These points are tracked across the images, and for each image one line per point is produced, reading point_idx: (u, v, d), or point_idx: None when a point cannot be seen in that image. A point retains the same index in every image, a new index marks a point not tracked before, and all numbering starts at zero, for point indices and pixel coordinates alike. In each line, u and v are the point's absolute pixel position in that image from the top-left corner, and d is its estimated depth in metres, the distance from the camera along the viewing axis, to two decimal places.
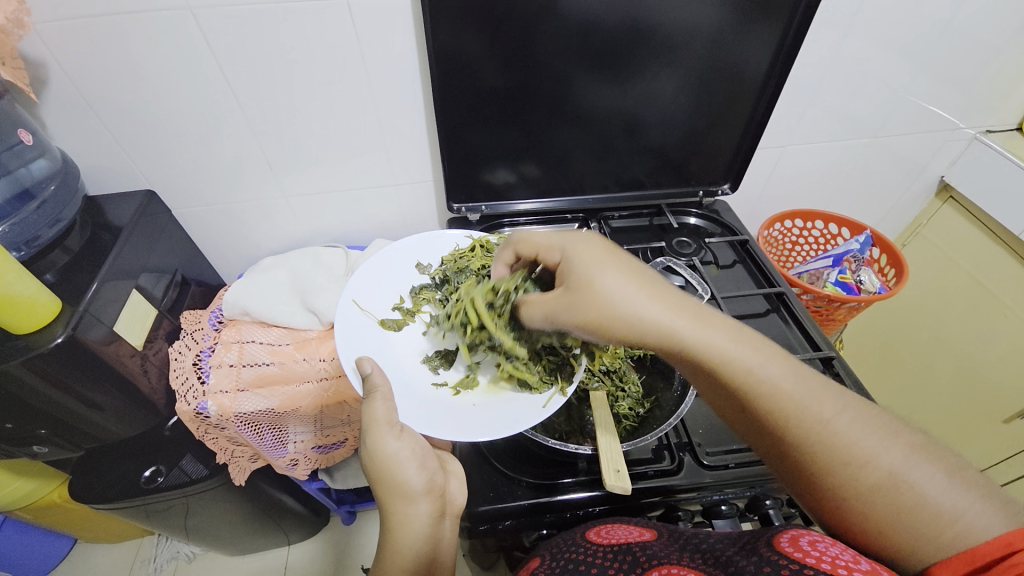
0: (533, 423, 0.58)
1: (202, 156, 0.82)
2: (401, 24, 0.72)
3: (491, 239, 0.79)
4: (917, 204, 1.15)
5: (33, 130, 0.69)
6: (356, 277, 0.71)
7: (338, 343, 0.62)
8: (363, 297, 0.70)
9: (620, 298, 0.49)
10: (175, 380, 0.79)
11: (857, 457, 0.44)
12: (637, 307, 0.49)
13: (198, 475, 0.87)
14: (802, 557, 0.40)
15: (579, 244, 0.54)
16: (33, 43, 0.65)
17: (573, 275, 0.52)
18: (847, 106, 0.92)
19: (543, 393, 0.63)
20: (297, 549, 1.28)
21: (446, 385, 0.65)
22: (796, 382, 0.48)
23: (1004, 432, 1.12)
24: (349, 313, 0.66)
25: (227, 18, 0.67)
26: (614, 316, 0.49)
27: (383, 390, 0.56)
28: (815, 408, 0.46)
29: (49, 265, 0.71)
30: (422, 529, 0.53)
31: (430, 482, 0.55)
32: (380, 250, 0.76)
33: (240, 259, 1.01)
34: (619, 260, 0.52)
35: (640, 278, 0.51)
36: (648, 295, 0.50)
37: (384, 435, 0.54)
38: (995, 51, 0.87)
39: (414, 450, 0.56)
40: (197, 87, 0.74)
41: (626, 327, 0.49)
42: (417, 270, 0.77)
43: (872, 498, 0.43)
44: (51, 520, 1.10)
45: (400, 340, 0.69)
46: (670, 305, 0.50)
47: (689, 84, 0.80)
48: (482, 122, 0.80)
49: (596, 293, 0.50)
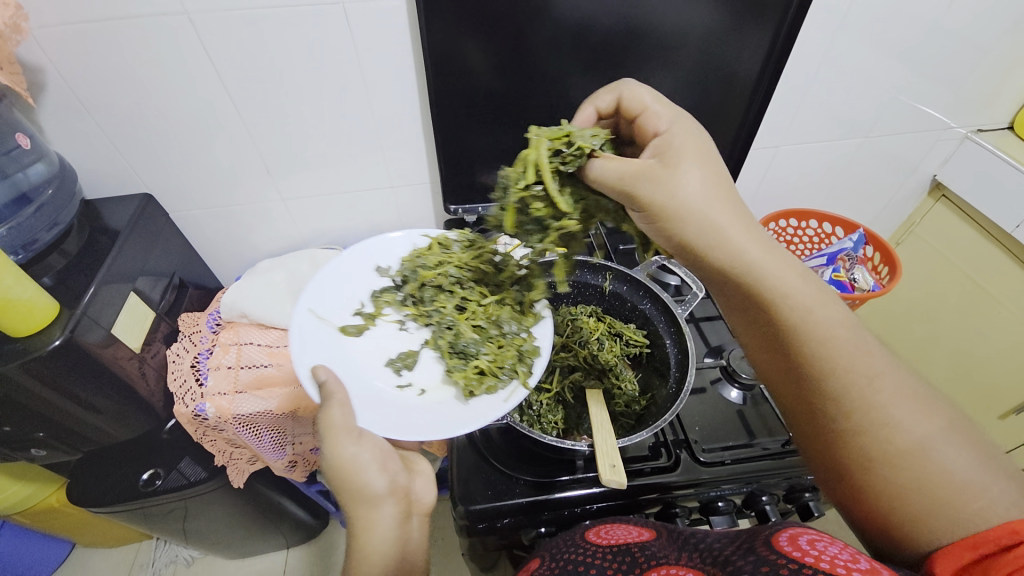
0: (497, 415, 0.59)
1: (199, 159, 0.82)
2: (396, 27, 0.73)
3: (448, 236, 0.79)
4: (909, 203, 1.16)
5: (31, 134, 0.70)
6: (312, 284, 0.68)
7: (293, 352, 0.60)
8: (321, 305, 0.67)
9: (701, 183, 0.50)
10: (173, 383, 0.80)
11: (888, 419, 0.45)
12: (712, 193, 0.50)
13: (195, 478, 0.87)
14: (803, 556, 0.38)
15: (688, 134, 0.54)
16: (31, 48, 0.66)
17: (672, 148, 0.52)
18: (840, 107, 0.93)
19: (505, 388, 0.64)
20: (295, 552, 1.28)
21: (411, 387, 0.65)
22: (845, 330, 0.48)
23: (1001, 427, 1.17)
24: (306, 322, 0.64)
25: (224, 23, 0.68)
26: (690, 194, 0.49)
27: (339, 397, 0.55)
28: (865, 362, 0.47)
29: (47, 268, 0.71)
30: (388, 533, 0.52)
31: (393, 484, 0.54)
32: (339, 254, 0.73)
33: (239, 262, 1.01)
34: (716, 157, 0.53)
35: (722, 175, 0.52)
36: (727, 197, 0.50)
37: (341, 442, 0.53)
38: (985, 51, 0.88)
39: (375, 452, 0.54)
40: (193, 91, 0.74)
41: (691, 206, 0.49)
42: (377, 273, 0.74)
43: (897, 465, 0.44)
44: (49, 524, 1.09)
45: (362, 346, 0.66)
46: (743, 218, 0.51)
47: (684, 86, 0.81)
48: (478, 124, 0.81)
49: (683, 168, 0.50)
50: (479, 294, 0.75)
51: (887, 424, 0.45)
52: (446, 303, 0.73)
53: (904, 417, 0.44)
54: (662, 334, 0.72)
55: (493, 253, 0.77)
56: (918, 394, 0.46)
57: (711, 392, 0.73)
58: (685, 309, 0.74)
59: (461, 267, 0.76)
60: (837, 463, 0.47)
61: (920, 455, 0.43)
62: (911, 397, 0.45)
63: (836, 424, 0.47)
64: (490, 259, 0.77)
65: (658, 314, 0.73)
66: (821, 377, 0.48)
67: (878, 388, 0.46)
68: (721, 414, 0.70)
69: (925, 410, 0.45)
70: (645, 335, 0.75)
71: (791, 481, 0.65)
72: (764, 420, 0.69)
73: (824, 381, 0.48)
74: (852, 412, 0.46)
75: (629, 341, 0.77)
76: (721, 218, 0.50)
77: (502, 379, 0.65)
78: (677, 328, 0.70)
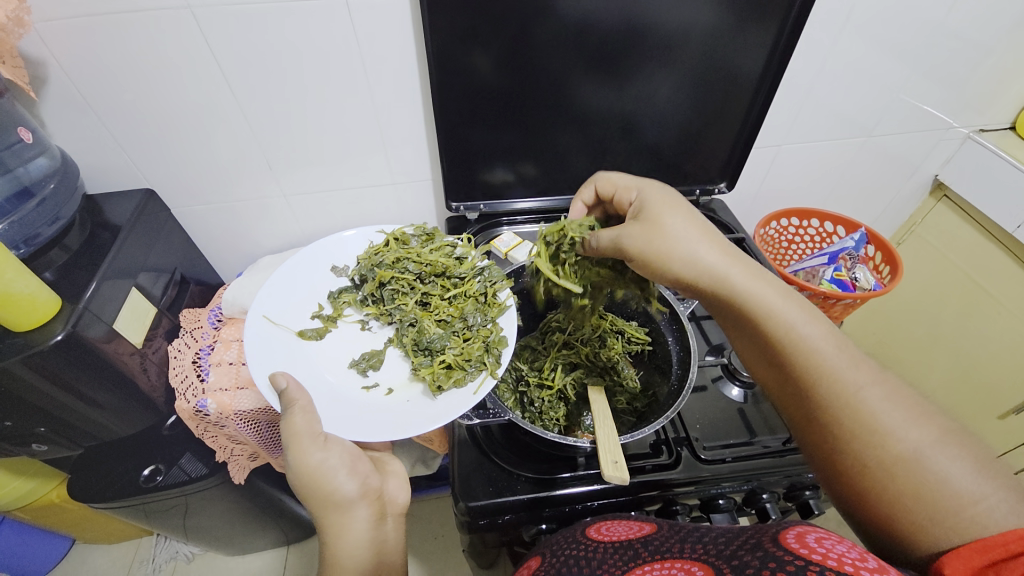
0: (466, 408, 0.59)
1: (200, 154, 0.82)
2: (399, 23, 0.73)
3: (405, 231, 0.79)
4: (911, 203, 1.16)
5: (33, 128, 0.70)
6: (264, 291, 0.68)
7: (249, 361, 0.59)
8: (275, 310, 0.67)
9: (682, 221, 0.57)
10: (174, 378, 0.79)
11: (879, 427, 0.45)
12: (695, 231, 0.56)
13: (196, 474, 0.87)
14: (808, 553, 0.36)
15: (654, 190, 0.62)
16: (33, 41, 0.66)
17: (644, 209, 0.61)
18: (842, 106, 0.93)
19: (472, 380, 0.64)
20: (295, 549, 1.28)
21: (377, 387, 0.65)
22: (830, 343, 0.50)
23: (1001, 428, 1.14)
24: (260, 328, 0.64)
25: (227, 17, 0.68)
26: (672, 230, 0.56)
27: (302, 404, 0.54)
28: (849, 373, 0.47)
29: (48, 263, 0.71)
30: (360, 536, 0.55)
31: (364, 486, 0.57)
32: (291, 257, 0.73)
33: (240, 258, 1.01)
34: (691, 209, 0.61)
35: (701, 222, 0.59)
36: (703, 237, 0.56)
37: (307, 448, 0.53)
38: (988, 51, 0.88)
39: (343, 457, 0.56)
40: (195, 86, 0.74)
41: (676, 240, 0.56)
42: (333, 274, 0.75)
43: (891, 470, 0.43)
44: (50, 520, 1.10)
45: (323, 349, 0.67)
46: (722, 253, 0.55)
47: (687, 84, 0.81)
48: (480, 121, 0.81)
49: (663, 211, 0.58)
50: (441, 290, 0.75)
51: (877, 432, 0.45)
52: (406, 299, 0.73)
53: (897, 424, 0.44)
54: (663, 332, 0.72)
55: (450, 248, 0.79)
56: (911, 399, 0.46)
57: (713, 391, 0.73)
58: (686, 307, 0.75)
59: (419, 261, 0.75)
60: (835, 468, 0.47)
61: (916, 461, 0.43)
62: (902, 399, 0.46)
63: (835, 430, 0.47)
64: (448, 252, 0.78)
65: (660, 311, 0.73)
66: (811, 385, 0.49)
67: (865, 398, 0.46)
68: (722, 412, 0.70)
69: (928, 417, 0.45)
70: (646, 332, 0.76)
71: (791, 480, 0.65)
72: (764, 419, 0.69)
73: (816, 388, 0.48)
74: (847, 422, 0.46)
75: (631, 338, 0.77)
76: (705, 253, 0.55)
77: (470, 372, 0.65)
78: (679, 326, 0.70)
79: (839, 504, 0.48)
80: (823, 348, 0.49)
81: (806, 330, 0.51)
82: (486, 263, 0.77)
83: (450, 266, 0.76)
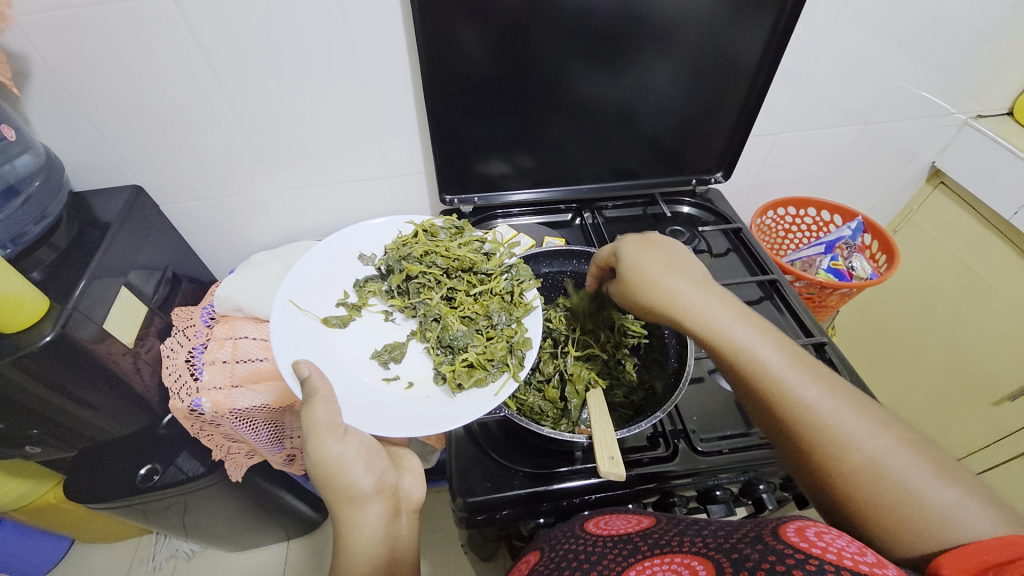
0: (490, 407, 0.59)
1: (189, 151, 0.81)
2: (389, 13, 0.71)
3: (434, 224, 0.78)
4: (909, 190, 1.15)
5: (17, 125, 0.68)
6: (293, 276, 0.67)
7: (274, 350, 0.59)
8: (302, 296, 0.66)
9: (655, 268, 0.59)
10: (168, 378, 0.79)
11: (841, 437, 0.45)
12: (671, 278, 0.58)
13: (193, 473, 0.87)
14: (809, 548, 0.36)
15: (630, 238, 0.64)
16: (16, 36, 0.64)
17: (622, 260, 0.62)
18: (839, 92, 0.92)
19: (494, 380, 0.64)
20: (296, 545, 1.28)
21: (398, 380, 0.64)
22: (784, 359, 0.51)
23: (995, 415, 1.13)
24: (286, 314, 0.63)
25: (215, 8, 0.66)
26: (646, 277, 0.59)
27: (322, 394, 0.54)
28: (799, 389, 0.49)
29: (36, 263, 0.70)
30: (375, 531, 0.54)
31: (379, 482, 0.56)
32: (316, 247, 0.72)
33: (233, 254, 1.00)
34: (668, 252, 0.61)
35: (678, 257, 0.61)
36: (676, 288, 0.57)
37: (326, 439, 0.53)
38: (988, 35, 0.87)
39: (360, 450, 0.55)
40: (183, 81, 0.72)
41: (651, 286, 0.58)
42: (359, 261, 0.74)
43: (852, 480, 0.44)
44: (47, 520, 1.09)
45: (345, 337, 0.66)
46: (696, 299, 0.56)
47: (684, 74, 0.80)
48: (474, 113, 0.80)
49: (636, 257, 0.61)
50: (466, 285, 0.74)
51: (833, 443, 0.45)
52: (432, 294, 0.72)
53: (850, 434, 0.45)
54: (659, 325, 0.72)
55: (479, 243, 0.77)
56: (847, 394, 0.48)
57: (710, 381, 0.72)
58: None
59: (447, 255, 0.74)
60: (806, 475, 0.48)
61: (886, 467, 0.43)
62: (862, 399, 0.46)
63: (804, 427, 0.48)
64: (477, 247, 0.77)
65: None
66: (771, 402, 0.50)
67: (819, 412, 0.47)
68: (721, 404, 0.70)
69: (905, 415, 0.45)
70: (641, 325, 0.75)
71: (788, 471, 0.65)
72: None
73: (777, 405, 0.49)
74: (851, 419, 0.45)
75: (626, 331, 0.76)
76: (682, 297, 0.56)
77: (492, 372, 0.65)
78: None
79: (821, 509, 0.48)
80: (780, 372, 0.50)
81: (769, 356, 0.51)
82: (514, 262, 0.76)
83: (478, 262, 0.74)
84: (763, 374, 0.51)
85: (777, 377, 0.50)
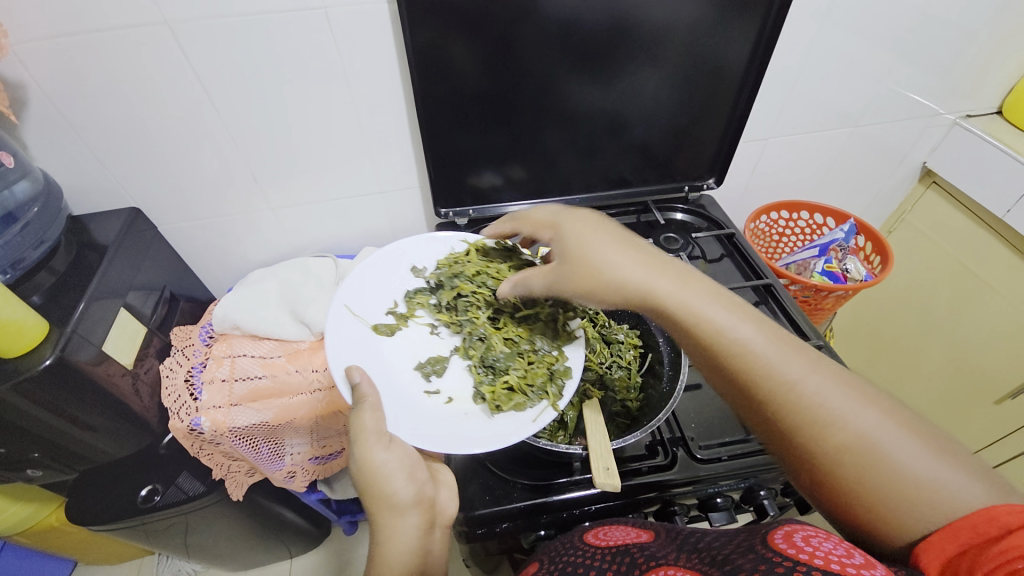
0: (527, 434, 0.58)
1: (184, 172, 0.82)
2: (380, 33, 0.72)
3: (486, 242, 0.78)
4: (902, 190, 1.16)
5: (15, 152, 0.69)
6: (351, 281, 0.70)
7: (328, 352, 0.61)
8: (357, 302, 0.68)
9: (603, 248, 0.56)
10: (168, 399, 0.79)
11: (825, 414, 0.45)
12: (624, 257, 0.55)
13: (195, 492, 0.87)
14: (796, 554, 0.36)
15: (569, 219, 0.61)
16: (13, 65, 0.65)
17: (564, 242, 0.59)
18: (827, 96, 0.93)
19: (534, 406, 0.63)
20: (298, 563, 1.27)
21: (438, 394, 0.65)
22: (762, 337, 0.49)
23: (997, 414, 1.13)
24: (341, 318, 0.65)
25: (209, 33, 0.68)
26: (595, 259, 0.55)
27: (372, 402, 0.55)
28: (784, 371, 0.47)
29: (35, 288, 0.70)
30: (411, 542, 0.51)
31: (418, 494, 0.54)
32: (374, 254, 0.74)
33: (229, 273, 1.01)
34: (608, 221, 0.60)
35: (624, 235, 0.58)
36: (631, 264, 0.55)
37: (372, 445, 0.53)
38: (971, 36, 0.88)
39: (404, 461, 0.54)
40: (179, 103, 0.74)
41: (603, 267, 0.55)
42: (412, 273, 0.75)
43: (840, 458, 0.43)
44: (48, 544, 1.09)
45: (393, 346, 0.67)
46: (654, 275, 0.54)
47: (673, 81, 0.81)
48: (466, 126, 0.81)
49: (580, 237, 0.58)
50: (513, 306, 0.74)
51: (819, 423, 0.45)
52: (480, 314, 0.72)
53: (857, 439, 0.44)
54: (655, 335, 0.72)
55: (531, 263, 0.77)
56: (851, 384, 0.46)
57: (708, 388, 0.72)
58: None
59: (498, 277, 0.75)
60: (792, 456, 0.47)
61: None
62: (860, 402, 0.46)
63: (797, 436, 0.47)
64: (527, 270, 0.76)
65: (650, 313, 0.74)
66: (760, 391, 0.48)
67: (803, 388, 0.46)
68: (719, 411, 0.69)
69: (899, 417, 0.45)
70: (636, 336, 0.76)
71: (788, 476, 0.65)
72: None
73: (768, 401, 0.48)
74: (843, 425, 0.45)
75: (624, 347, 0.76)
76: (638, 274, 0.54)
77: (532, 397, 0.64)
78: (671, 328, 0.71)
79: (801, 488, 0.47)
80: (760, 350, 0.49)
81: (746, 333, 0.49)
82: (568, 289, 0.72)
83: None
84: (742, 354, 0.49)
85: (756, 355, 0.48)
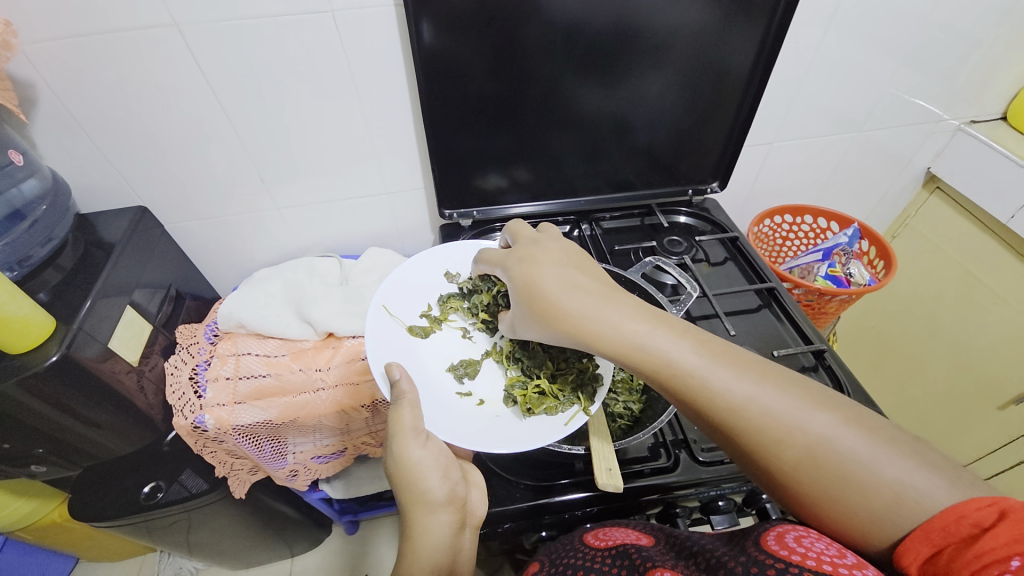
0: (556, 438, 0.57)
1: (191, 171, 0.82)
2: (387, 36, 0.73)
3: None
4: (906, 195, 1.17)
5: (23, 150, 0.69)
6: (389, 283, 0.73)
7: (369, 347, 0.64)
8: (393, 303, 0.71)
9: (553, 292, 0.55)
10: (172, 396, 0.79)
11: (779, 433, 0.45)
12: (575, 303, 0.54)
13: (198, 489, 0.88)
14: (788, 555, 0.38)
15: (518, 262, 0.60)
16: (22, 64, 0.66)
17: (516, 288, 0.59)
18: (831, 100, 0.93)
19: (565, 411, 0.62)
20: (299, 562, 1.27)
21: (470, 396, 0.67)
22: (694, 354, 0.49)
23: (1001, 419, 1.11)
24: (380, 317, 0.68)
25: (218, 35, 0.68)
26: (546, 302, 0.55)
27: (410, 399, 0.55)
28: (724, 390, 0.47)
29: (42, 284, 0.71)
30: (442, 540, 0.51)
31: (451, 492, 0.53)
32: (414, 257, 0.77)
33: (235, 271, 1.01)
34: (548, 256, 0.59)
35: (569, 271, 0.57)
36: (580, 309, 0.53)
37: (409, 442, 0.53)
38: (976, 43, 0.88)
39: (439, 458, 0.54)
40: (187, 103, 0.74)
41: (559, 314, 0.54)
42: (446, 278, 0.78)
43: (797, 475, 0.44)
44: (52, 540, 1.09)
45: (426, 348, 0.70)
46: (600, 312, 0.53)
47: (678, 84, 0.81)
48: (471, 128, 0.81)
49: (528, 281, 0.57)
50: None
51: (771, 443, 0.45)
52: None
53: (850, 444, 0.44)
54: None
55: None
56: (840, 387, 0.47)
57: None
58: (679, 309, 0.75)
59: None
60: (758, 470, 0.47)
61: None
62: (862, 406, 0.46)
63: None
64: None
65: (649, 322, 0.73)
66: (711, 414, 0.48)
67: (751, 412, 0.46)
68: None
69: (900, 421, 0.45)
70: None
71: None
72: None
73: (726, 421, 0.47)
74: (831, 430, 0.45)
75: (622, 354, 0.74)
76: (586, 316, 0.53)
77: (563, 401, 0.64)
78: None
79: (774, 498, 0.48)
80: (699, 374, 0.48)
81: (681, 354, 0.49)
82: None
83: None
84: (681, 379, 0.49)
85: (695, 379, 0.48)
